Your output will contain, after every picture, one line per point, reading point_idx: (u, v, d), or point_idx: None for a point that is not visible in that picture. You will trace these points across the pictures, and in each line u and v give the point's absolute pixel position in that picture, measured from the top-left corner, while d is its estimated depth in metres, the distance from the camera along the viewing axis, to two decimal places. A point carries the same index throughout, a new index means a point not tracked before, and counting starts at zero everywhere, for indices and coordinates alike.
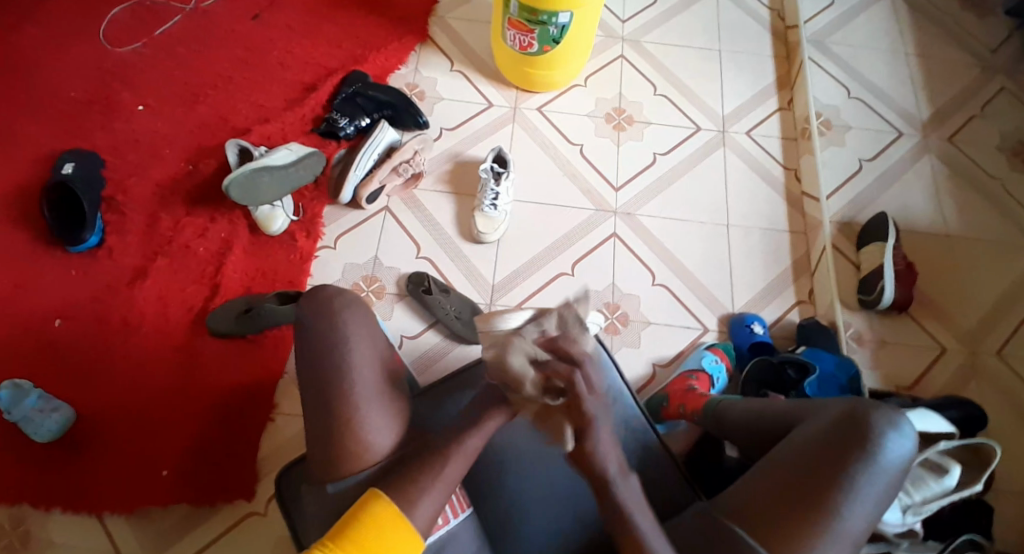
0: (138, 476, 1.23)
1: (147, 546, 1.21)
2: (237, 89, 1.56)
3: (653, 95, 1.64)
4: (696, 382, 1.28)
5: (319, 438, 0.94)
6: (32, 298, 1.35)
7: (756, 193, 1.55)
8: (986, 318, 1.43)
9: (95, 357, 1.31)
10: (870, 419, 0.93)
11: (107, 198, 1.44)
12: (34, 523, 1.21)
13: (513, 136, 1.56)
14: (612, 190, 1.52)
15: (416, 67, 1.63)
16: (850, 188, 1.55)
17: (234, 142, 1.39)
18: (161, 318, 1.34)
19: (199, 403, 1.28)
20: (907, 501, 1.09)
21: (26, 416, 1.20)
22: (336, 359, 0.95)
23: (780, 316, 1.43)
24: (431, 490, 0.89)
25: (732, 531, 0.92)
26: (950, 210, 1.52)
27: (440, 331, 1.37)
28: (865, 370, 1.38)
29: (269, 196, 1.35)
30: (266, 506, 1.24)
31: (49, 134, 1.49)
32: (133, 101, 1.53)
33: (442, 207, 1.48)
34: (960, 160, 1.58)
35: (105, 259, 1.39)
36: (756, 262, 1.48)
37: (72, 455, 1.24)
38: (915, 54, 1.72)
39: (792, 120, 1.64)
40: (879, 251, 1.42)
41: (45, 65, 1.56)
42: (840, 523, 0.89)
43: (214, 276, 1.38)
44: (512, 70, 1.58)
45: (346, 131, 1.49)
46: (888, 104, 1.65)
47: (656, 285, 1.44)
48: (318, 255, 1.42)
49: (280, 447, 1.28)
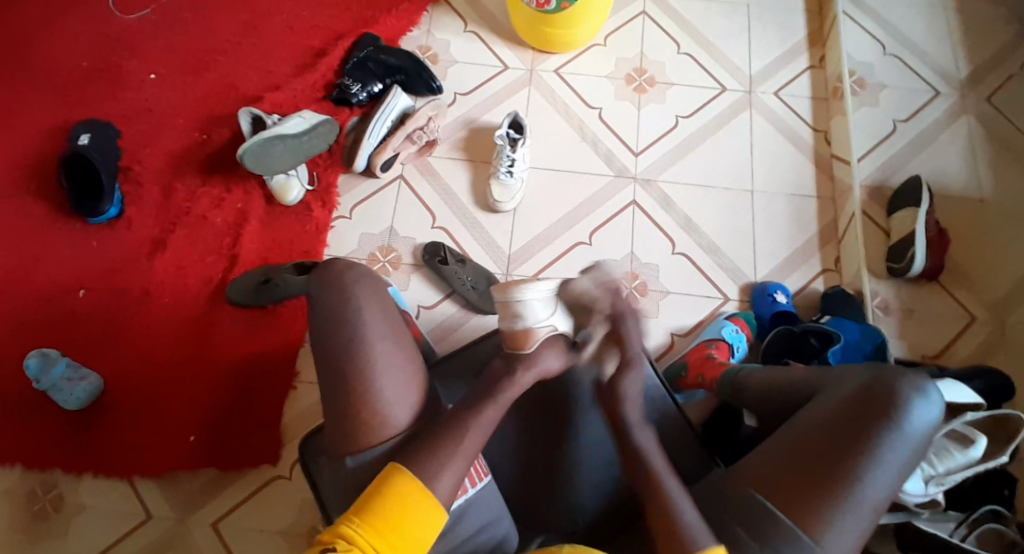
0: (165, 443, 1.26)
1: (174, 510, 1.24)
2: (247, 54, 1.53)
3: (676, 53, 1.58)
4: (715, 351, 1.26)
5: (333, 412, 0.95)
6: (54, 268, 1.37)
7: (782, 156, 1.49)
8: (1018, 286, 1.37)
9: (117, 327, 1.33)
10: (894, 384, 0.92)
11: (122, 168, 1.44)
12: (66, 488, 1.25)
13: (530, 100, 1.52)
14: (633, 156, 1.48)
15: (429, 29, 1.58)
16: (882, 151, 1.48)
17: (247, 110, 1.37)
18: (181, 289, 1.36)
19: (224, 370, 1.31)
20: (930, 471, 1.08)
21: (55, 385, 1.22)
22: (347, 332, 0.95)
23: (804, 284, 1.40)
24: (451, 462, 0.88)
25: (754, 499, 0.90)
26: (986, 174, 1.46)
27: (456, 302, 1.37)
28: (890, 339, 1.35)
29: (282, 166, 1.34)
30: (291, 471, 1.27)
31: (63, 104, 1.49)
32: (144, 70, 1.52)
33: (456, 175, 1.46)
34: (997, 121, 1.50)
35: (123, 230, 1.40)
36: (781, 228, 1.44)
37: (99, 422, 1.28)
38: (954, 6, 1.62)
39: (822, 79, 1.56)
40: (911, 216, 1.37)
41: (57, 34, 1.55)
42: (861, 489, 0.87)
43: (232, 247, 1.39)
44: (527, 30, 1.53)
45: (359, 97, 1.47)
46: (924, 59, 1.57)
47: (675, 253, 1.41)
48: (333, 226, 1.42)
49: (300, 414, 1.30)
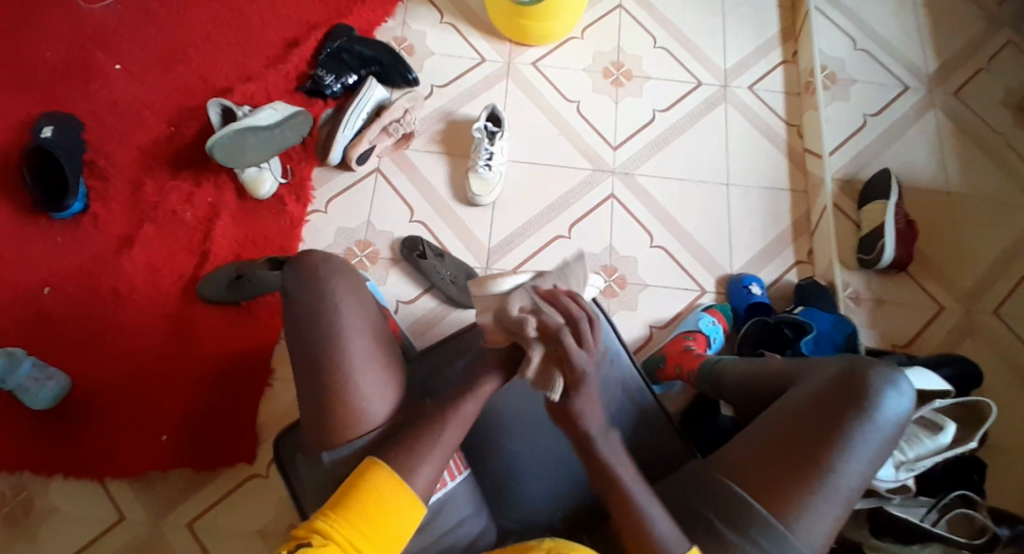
0: (137, 442, 1.23)
1: (150, 510, 1.21)
2: (217, 44, 1.49)
3: (652, 48, 1.58)
4: (693, 343, 1.27)
5: (311, 408, 0.93)
6: (17, 265, 1.32)
7: (756, 151, 1.51)
8: (984, 276, 1.41)
9: (83, 325, 1.29)
10: (867, 376, 0.93)
11: (87, 161, 1.39)
12: (36, 491, 1.21)
13: (507, 93, 1.51)
14: (610, 149, 1.48)
15: (404, 21, 1.56)
16: (854, 145, 1.51)
17: (216, 101, 1.34)
18: (151, 286, 1.32)
19: (196, 368, 1.28)
20: (901, 458, 1.11)
21: (22, 385, 1.18)
22: (325, 325, 0.93)
23: (779, 276, 1.42)
24: (430, 456, 0.88)
25: (730, 488, 0.91)
26: (953, 167, 1.49)
27: (436, 296, 1.35)
28: (862, 329, 1.37)
29: (251, 159, 1.30)
30: (269, 469, 1.24)
31: (23, 94, 1.43)
32: (110, 60, 1.47)
33: (434, 169, 1.44)
34: (963, 116, 1.54)
35: (88, 225, 1.35)
36: (756, 221, 1.45)
37: (72, 422, 1.24)
38: (922, 4, 1.65)
39: (795, 73, 1.59)
40: (881, 209, 1.40)
41: (16, 22, 1.49)
42: (833, 480, 0.88)
43: (203, 242, 1.35)
44: (504, 23, 1.51)
45: (333, 90, 1.45)
46: (894, 55, 1.60)
47: (653, 247, 1.42)
48: (308, 220, 1.39)
49: (274, 414, 1.28)
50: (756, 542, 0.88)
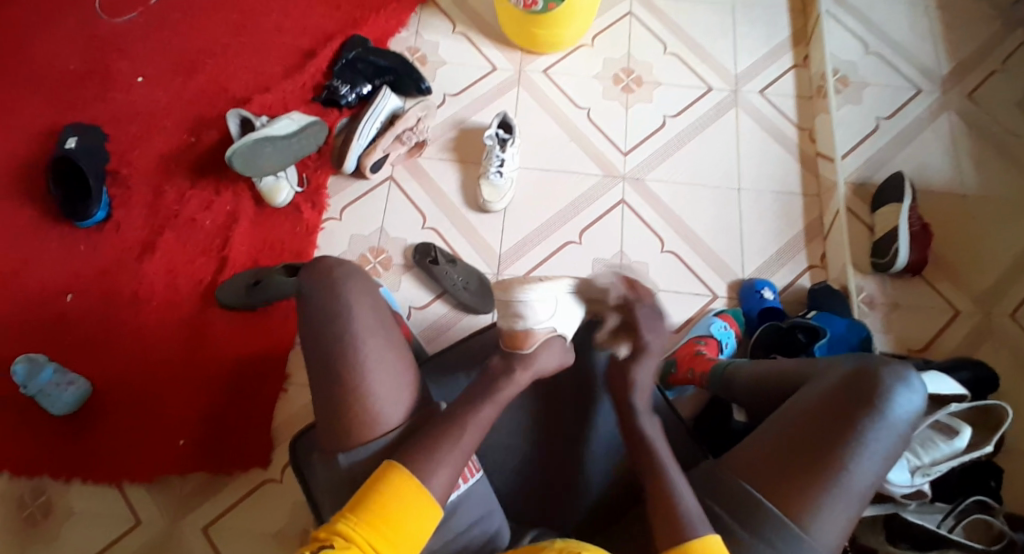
0: (155, 446, 1.26)
1: (166, 512, 1.24)
2: (235, 56, 1.53)
3: (662, 54, 1.59)
4: (704, 347, 1.27)
5: (324, 410, 0.94)
6: (42, 272, 1.36)
7: (767, 155, 1.51)
8: (1000, 279, 1.40)
9: (104, 330, 1.32)
10: (877, 374, 0.93)
11: (110, 171, 1.43)
12: (56, 494, 1.24)
13: (518, 100, 1.53)
14: (621, 155, 1.49)
15: (417, 30, 1.59)
16: (867, 148, 1.51)
17: (236, 112, 1.37)
18: (170, 292, 1.35)
19: (213, 373, 1.30)
20: (916, 462, 1.09)
21: (42, 390, 1.23)
22: (338, 328, 0.95)
23: (792, 280, 1.41)
24: (448, 457, 0.88)
25: (743, 489, 0.90)
26: (969, 169, 1.48)
27: (448, 302, 1.37)
28: (876, 333, 1.36)
29: (269, 168, 1.33)
30: (282, 473, 1.26)
31: (49, 106, 1.48)
32: (131, 72, 1.51)
33: (446, 176, 1.46)
34: (979, 118, 1.53)
35: (111, 233, 1.39)
36: (768, 226, 1.45)
37: (94, 425, 1.27)
38: (935, 6, 1.64)
39: (807, 78, 1.58)
40: (895, 213, 1.39)
41: (42, 36, 1.54)
42: (847, 477, 0.88)
43: (221, 249, 1.38)
44: (516, 32, 1.53)
45: (348, 99, 1.47)
46: (907, 57, 1.59)
47: (664, 252, 1.42)
48: (323, 227, 1.42)
49: (290, 417, 1.30)
50: (769, 541, 0.87)
